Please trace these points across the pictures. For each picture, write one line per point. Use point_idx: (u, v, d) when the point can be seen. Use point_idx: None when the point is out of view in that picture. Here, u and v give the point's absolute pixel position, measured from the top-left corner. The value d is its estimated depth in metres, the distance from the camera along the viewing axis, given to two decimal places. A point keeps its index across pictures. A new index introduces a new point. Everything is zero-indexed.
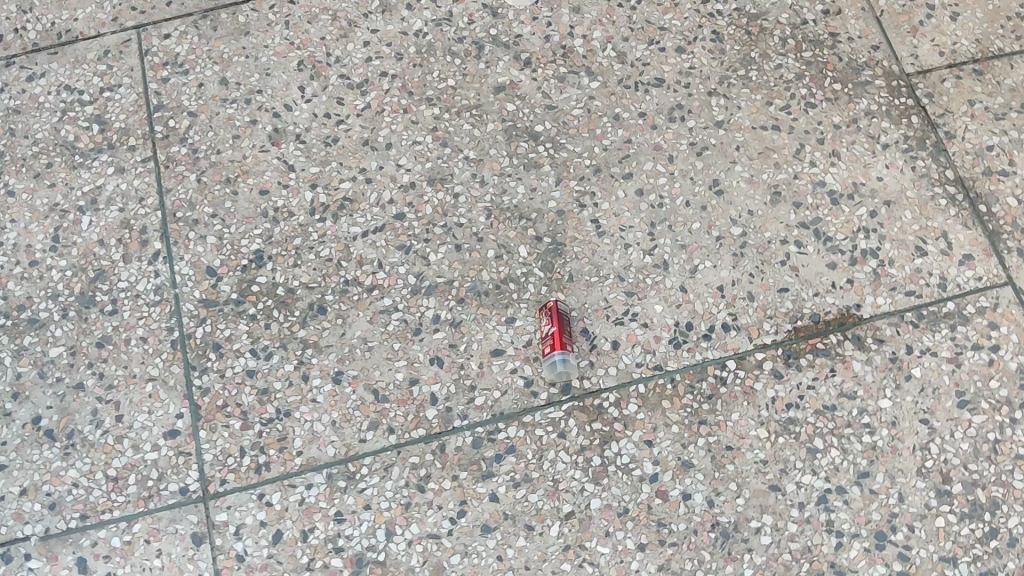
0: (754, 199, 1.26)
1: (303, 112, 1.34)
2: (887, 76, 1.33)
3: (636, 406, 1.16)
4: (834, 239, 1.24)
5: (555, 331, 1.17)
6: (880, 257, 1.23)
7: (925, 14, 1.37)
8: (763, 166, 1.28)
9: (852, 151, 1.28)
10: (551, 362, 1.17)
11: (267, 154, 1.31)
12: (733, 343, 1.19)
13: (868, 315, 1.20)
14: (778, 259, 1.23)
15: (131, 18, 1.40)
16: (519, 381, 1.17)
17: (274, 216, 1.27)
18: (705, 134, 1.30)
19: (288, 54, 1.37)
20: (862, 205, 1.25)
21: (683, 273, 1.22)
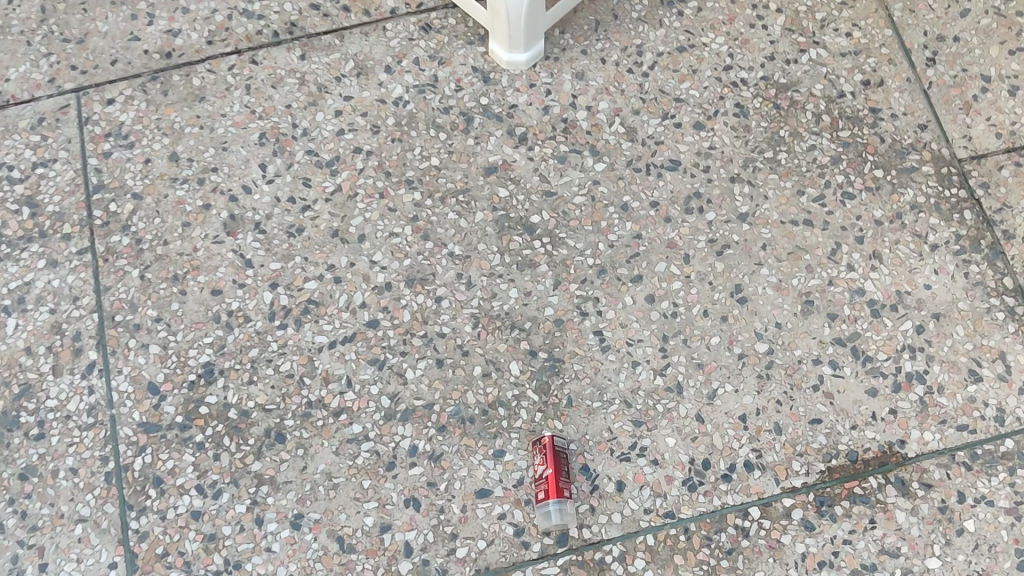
0: (783, 308, 1.09)
1: (264, 196, 1.18)
2: (936, 161, 1.16)
3: (643, 562, 0.99)
4: (874, 360, 1.07)
5: (550, 475, 0.99)
6: (927, 382, 1.06)
7: (979, 87, 1.20)
8: (793, 270, 1.10)
9: (895, 253, 1.12)
10: (545, 511, 1.00)
11: (221, 246, 1.15)
12: (757, 487, 1.02)
13: (913, 456, 1.03)
14: (809, 383, 1.06)
15: (69, 79, 1.24)
16: (510, 531, 1.01)
17: (227, 320, 1.11)
18: (726, 229, 1.13)
19: (248, 125, 1.21)
20: (907, 319, 1.08)
21: (699, 399, 1.05)
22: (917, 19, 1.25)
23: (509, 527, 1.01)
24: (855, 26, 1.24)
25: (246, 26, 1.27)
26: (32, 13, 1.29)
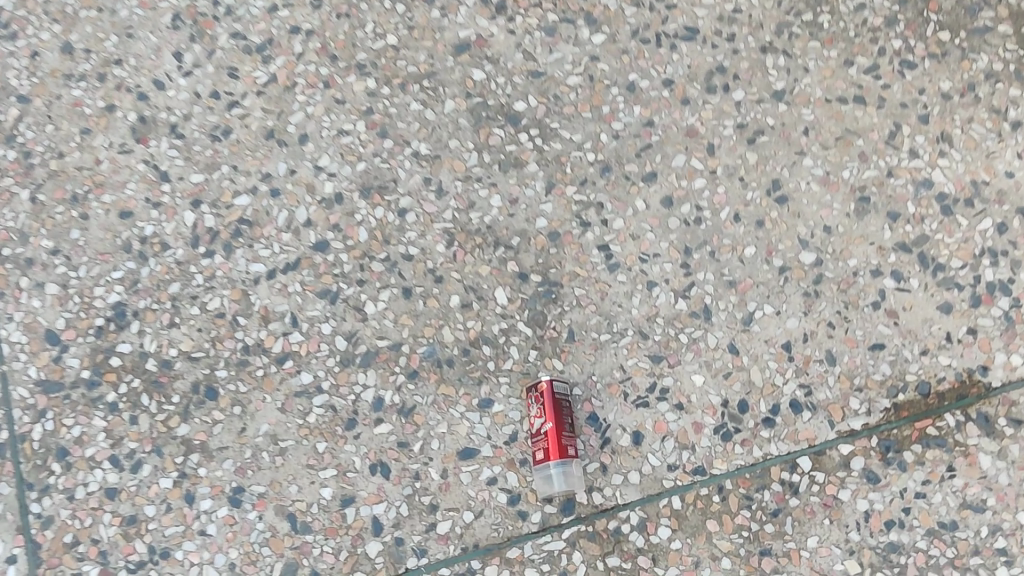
0: (832, 207, 0.87)
1: (180, 92, 0.94)
2: (1015, 17, 0.93)
3: (669, 530, 0.80)
4: (947, 269, 0.85)
5: (551, 430, 0.79)
6: (1015, 293, 0.85)
7: None
8: (843, 159, 0.89)
9: (969, 134, 0.89)
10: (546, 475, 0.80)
11: (130, 157, 0.93)
12: (807, 432, 0.82)
13: (999, 385, 0.82)
14: (868, 301, 0.85)
15: None
16: (503, 499, 0.81)
17: (140, 249, 0.90)
18: (758, 112, 0.90)
19: (158, 4, 0.97)
20: (986, 215, 0.87)
21: (732, 325, 0.84)
22: None
23: (502, 495, 0.81)
24: None
25: None
26: None
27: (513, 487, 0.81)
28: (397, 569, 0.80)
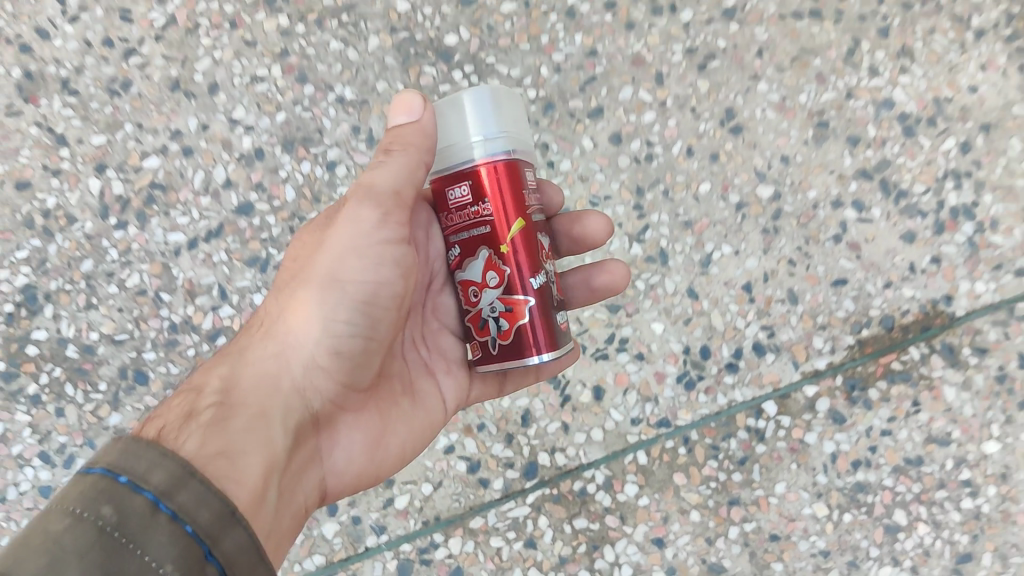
0: (789, 136, 0.82)
1: (68, 40, 0.84)
2: None
3: (636, 487, 0.77)
4: (910, 195, 0.81)
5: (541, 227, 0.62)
6: (977, 218, 0.81)
7: None
8: (798, 81, 0.83)
9: (931, 46, 0.84)
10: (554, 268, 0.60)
11: (19, 120, 0.83)
12: (771, 376, 0.79)
13: (962, 314, 0.80)
14: (828, 234, 0.81)
15: None
16: (506, 306, 0.57)
17: (44, 224, 0.81)
18: (707, 33, 0.83)
19: None
20: (949, 135, 0.82)
21: (691, 268, 0.80)
22: None
23: (506, 320, 0.57)
24: None
25: None
26: None
27: (506, 298, 0.57)
28: (355, 547, 0.77)
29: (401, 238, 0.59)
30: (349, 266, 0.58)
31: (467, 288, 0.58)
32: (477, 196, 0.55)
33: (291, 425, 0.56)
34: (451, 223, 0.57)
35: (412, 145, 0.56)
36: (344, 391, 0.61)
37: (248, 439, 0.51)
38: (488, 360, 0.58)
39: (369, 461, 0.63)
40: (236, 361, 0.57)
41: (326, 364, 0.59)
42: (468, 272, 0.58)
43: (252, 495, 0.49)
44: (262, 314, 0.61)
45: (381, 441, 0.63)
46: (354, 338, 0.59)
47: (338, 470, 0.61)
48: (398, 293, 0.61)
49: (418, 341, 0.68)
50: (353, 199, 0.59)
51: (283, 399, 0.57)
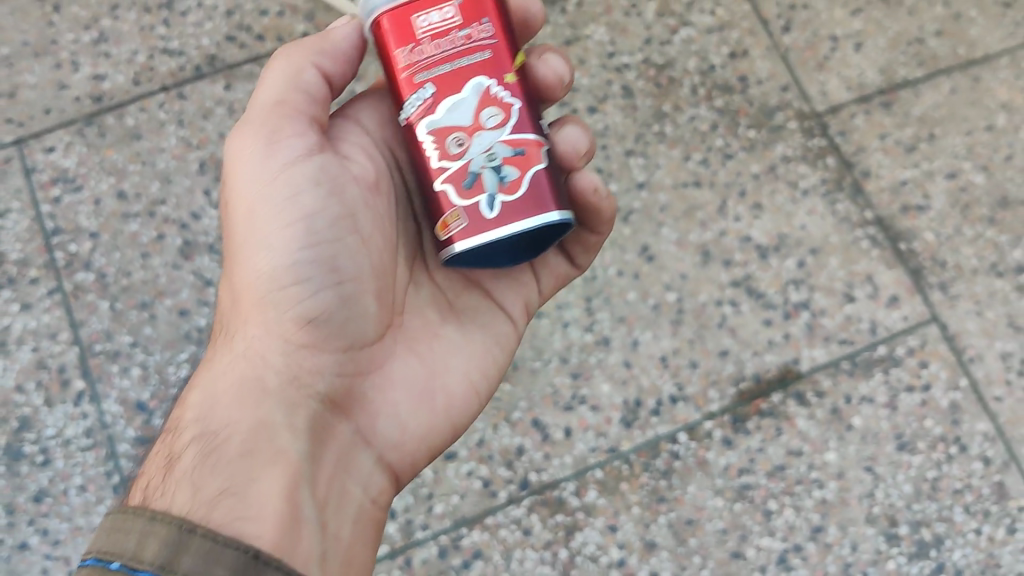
0: (685, 261, 1.26)
1: (213, 219, 1.27)
2: (799, 117, 1.32)
3: (596, 492, 1.16)
4: (766, 295, 1.24)
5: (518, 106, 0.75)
6: (812, 308, 1.23)
7: (829, 47, 1.36)
8: (689, 227, 1.27)
9: (774, 201, 1.28)
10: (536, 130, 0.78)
11: (182, 271, 1.25)
12: (682, 416, 1.19)
13: (807, 370, 1.21)
14: (715, 322, 1.23)
15: (8, 132, 1.32)
16: (508, 153, 0.73)
17: (198, 336, 1.23)
18: (628, 198, 1.28)
19: (186, 156, 1.30)
20: (790, 256, 1.25)
21: (625, 348, 1.22)
22: None
23: (510, 173, 0.72)
24: (717, 4, 1.37)
25: (168, 63, 1.35)
26: None
27: (497, 153, 0.73)
28: (410, 538, 1.15)
29: (310, 140, 0.79)
30: (274, 222, 0.78)
31: (447, 137, 0.74)
32: (465, 19, 0.73)
33: (300, 428, 0.75)
34: (428, 58, 0.72)
35: (302, 44, 0.80)
36: (345, 366, 0.81)
37: (256, 469, 0.70)
38: (484, 218, 0.72)
39: (419, 411, 0.84)
40: (221, 376, 0.76)
41: (312, 347, 0.79)
42: (454, 117, 0.73)
43: (282, 518, 0.68)
44: (235, 313, 0.81)
45: (424, 393, 0.85)
46: (325, 313, 0.79)
47: (388, 435, 0.83)
48: (331, 209, 0.79)
49: (420, 302, 0.88)
50: (246, 139, 0.79)
51: (279, 405, 0.75)
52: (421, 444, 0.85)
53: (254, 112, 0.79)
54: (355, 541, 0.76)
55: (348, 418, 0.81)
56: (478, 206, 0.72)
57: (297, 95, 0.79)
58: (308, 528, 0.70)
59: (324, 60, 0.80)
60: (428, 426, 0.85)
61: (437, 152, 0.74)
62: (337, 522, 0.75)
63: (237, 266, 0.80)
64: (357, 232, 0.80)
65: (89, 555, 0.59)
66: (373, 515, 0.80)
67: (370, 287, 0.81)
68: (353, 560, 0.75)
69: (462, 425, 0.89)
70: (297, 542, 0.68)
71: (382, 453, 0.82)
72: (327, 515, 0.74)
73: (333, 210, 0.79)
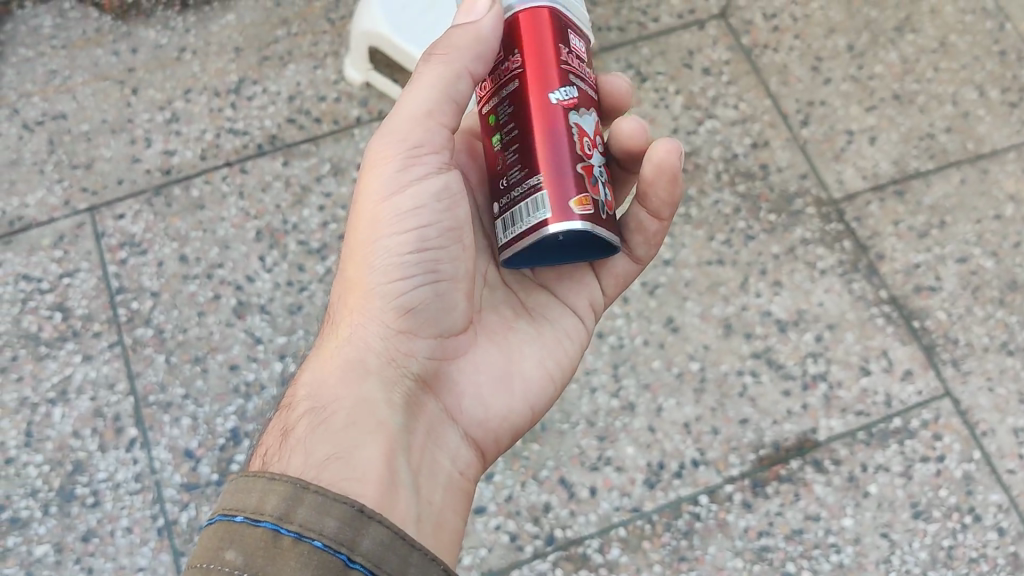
0: (708, 333, 1.32)
1: (266, 282, 1.37)
2: (817, 203, 1.41)
3: (619, 550, 1.20)
4: (785, 366, 1.30)
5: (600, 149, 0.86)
6: (829, 380, 1.29)
7: (845, 140, 1.45)
8: (712, 301, 1.34)
9: (793, 279, 1.35)
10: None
11: (233, 329, 1.34)
12: (703, 479, 1.24)
13: (824, 439, 1.26)
14: (736, 391, 1.29)
15: (82, 199, 1.43)
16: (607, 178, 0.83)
17: (245, 390, 1.31)
18: (655, 273, 1.36)
19: (244, 224, 1.41)
20: (808, 331, 1.32)
21: (650, 413, 1.28)
22: (789, 89, 1.49)
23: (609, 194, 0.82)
24: (741, 100, 1.48)
25: (233, 141, 1.47)
26: (40, 145, 1.46)
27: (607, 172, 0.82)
28: None
29: (441, 159, 0.87)
30: (393, 227, 0.86)
31: (581, 138, 0.81)
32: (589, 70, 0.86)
33: (396, 404, 0.84)
34: (575, 73, 0.82)
35: (459, 47, 0.82)
36: (434, 351, 0.89)
37: (356, 436, 0.78)
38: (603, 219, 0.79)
39: (502, 394, 0.92)
40: (331, 360, 0.86)
41: (410, 333, 0.88)
42: (585, 129, 0.82)
43: (380, 483, 0.76)
44: (343, 304, 0.90)
45: (505, 379, 0.93)
46: (421, 304, 0.88)
47: (473, 414, 0.91)
48: (442, 220, 0.87)
49: (498, 301, 0.96)
50: (383, 149, 0.87)
51: (378, 384, 0.84)
52: (503, 426, 0.93)
53: (395, 121, 0.88)
54: (445, 509, 0.83)
55: (437, 399, 0.89)
56: (599, 205, 0.79)
57: (443, 111, 0.86)
58: (403, 492, 0.78)
59: (476, 65, 0.84)
60: (509, 408, 0.93)
61: (575, 144, 0.80)
62: (430, 489, 0.82)
63: (350, 262, 0.90)
64: (461, 242, 0.89)
65: (217, 511, 0.67)
66: (463, 486, 0.87)
67: (463, 284, 0.89)
68: (442, 525, 0.82)
69: (540, 410, 0.96)
70: (394, 501, 0.76)
71: (468, 431, 0.90)
72: (421, 482, 0.81)
73: (446, 219, 0.87)
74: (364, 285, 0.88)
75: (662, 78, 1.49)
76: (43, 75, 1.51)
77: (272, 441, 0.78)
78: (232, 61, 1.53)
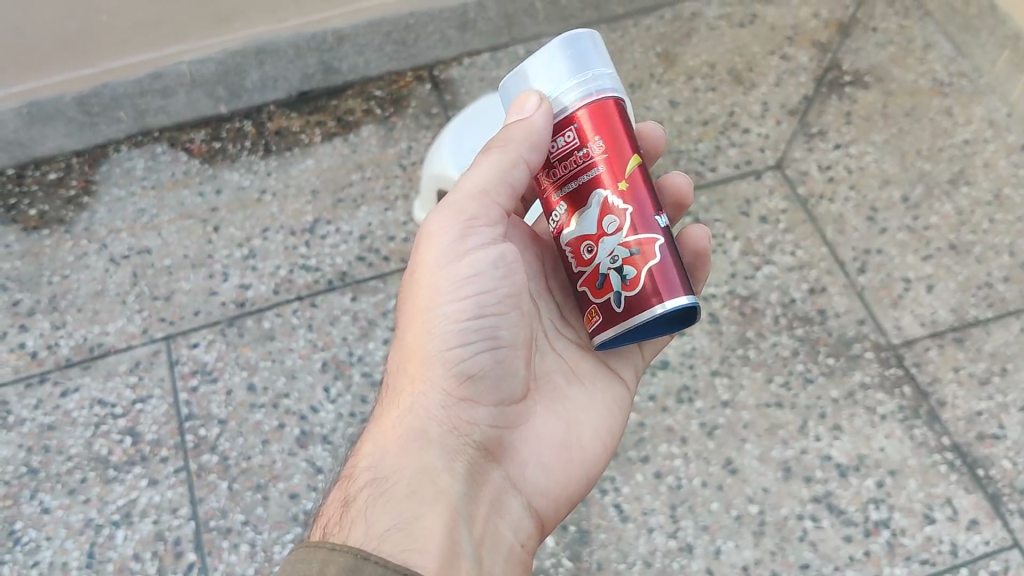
0: (767, 475, 1.31)
1: (329, 412, 1.41)
2: (876, 348, 1.42)
3: None
4: (846, 511, 1.28)
5: (606, 211, 0.85)
6: (891, 527, 1.27)
7: (902, 287, 1.47)
8: (771, 443, 1.34)
9: (852, 423, 1.35)
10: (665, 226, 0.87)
11: (296, 457, 1.37)
12: None
13: None
14: (796, 535, 1.27)
15: (160, 328, 1.49)
16: (623, 254, 0.85)
17: (304, 519, 1.32)
18: (713, 413, 1.36)
19: (311, 355, 1.46)
20: (869, 475, 1.31)
21: (708, 555, 1.26)
22: (846, 237, 1.52)
23: (585, 270, 0.88)
24: (798, 246, 1.51)
25: (305, 277, 1.54)
26: (124, 277, 1.55)
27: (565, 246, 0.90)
28: None
29: (492, 232, 0.91)
30: (451, 295, 0.89)
31: (581, 245, 0.87)
32: (582, 141, 0.86)
33: (458, 473, 0.86)
34: (564, 180, 0.88)
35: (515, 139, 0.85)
36: (496, 419, 0.92)
37: (417, 507, 0.80)
38: (615, 315, 0.85)
39: (561, 463, 0.95)
40: (393, 431, 0.88)
41: (470, 401, 0.90)
42: (584, 228, 0.87)
43: (442, 553, 0.77)
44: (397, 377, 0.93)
45: (563, 449, 0.95)
46: (479, 371, 0.90)
47: (535, 482, 0.93)
48: (496, 288, 0.90)
49: (550, 367, 0.99)
50: (439, 222, 0.91)
51: (441, 452, 0.86)
52: (563, 494, 0.95)
53: (455, 197, 0.91)
54: None
55: (500, 466, 0.92)
56: (608, 303, 0.86)
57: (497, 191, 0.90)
58: (465, 562, 0.79)
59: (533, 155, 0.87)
60: (568, 477, 0.95)
61: (576, 260, 0.88)
62: (493, 559, 0.84)
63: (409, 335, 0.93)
64: (517, 308, 0.92)
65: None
66: (524, 557, 0.89)
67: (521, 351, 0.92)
68: None
69: (595, 476, 0.99)
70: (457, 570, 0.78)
71: (531, 499, 0.93)
72: (483, 552, 0.83)
73: (504, 287, 0.90)
74: (415, 356, 0.91)
75: (720, 225, 1.54)
76: (132, 213, 1.61)
77: (339, 513, 0.81)
78: (309, 203, 1.62)
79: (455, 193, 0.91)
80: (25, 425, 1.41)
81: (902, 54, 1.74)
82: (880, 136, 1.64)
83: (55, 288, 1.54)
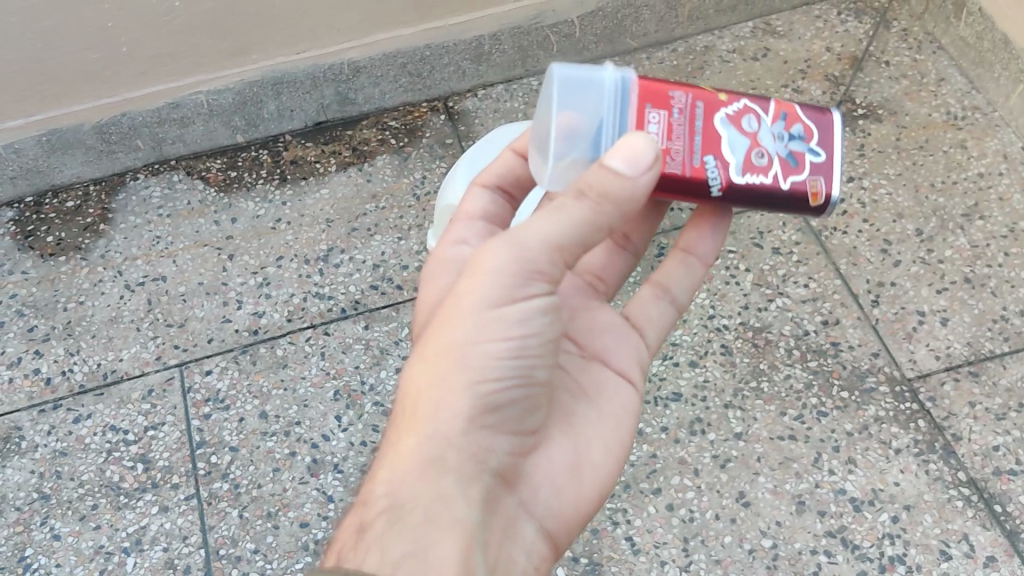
0: (780, 508, 1.30)
1: (340, 441, 1.40)
2: (890, 382, 1.41)
3: None
4: (861, 547, 1.26)
5: (729, 123, 0.87)
6: (907, 562, 1.25)
7: (917, 321, 1.47)
8: (784, 476, 1.33)
9: (867, 457, 1.34)
10: None
11: (306, 485, 1.37)
12: None
13: None
14: (810, 570, 1.25)
15: (173, 355, 1.50)
16: (779, 124, 0.89)
17: (314, 548, 1.31)
18: (726, 446, 1.36)
19: (324, 383, 1.46)
20: (884, 510, 1.29)
21: None
22: (859, 269, 1.52)
23: (777, 169, 0.87)
24: (811, 278, 1.51)
25: (318, 305, 1.55)
26: (139, 304, 1.56)
27: (744, 181, 0.86)
28: None
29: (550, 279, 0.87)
30: (495, 332, 0.85)
31: (752, 155, 0.87)
32: (658, 110, 0.86)
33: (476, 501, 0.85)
34: (683, 151, 0.86)
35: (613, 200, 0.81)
36: (513, 447, 0.91)
37: (434, 536, 0.79)
38: (824, 167, 0.88)
39: (570, 485, 0.95)
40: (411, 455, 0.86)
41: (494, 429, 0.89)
42: (738, 147, 0.86)
43: None
44: (409, 397, 0.87)
45: (572, 472, 0.95)
46: (506, 402, 0.88)
47: (545, 504, 0.94)
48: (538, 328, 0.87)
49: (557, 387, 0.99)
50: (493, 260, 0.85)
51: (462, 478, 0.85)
52: (573, 516, 0.96)
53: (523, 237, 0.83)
54: None
55: (513, 492, 0.92)
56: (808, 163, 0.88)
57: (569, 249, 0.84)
58: None
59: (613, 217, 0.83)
60: (577, 499, 0.96)
61: (762, 172, 0.87)
62: None
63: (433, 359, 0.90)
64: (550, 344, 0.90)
65: None
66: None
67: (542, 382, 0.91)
68: None
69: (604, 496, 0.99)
70: None
71: (542, 523, 0.93)
72: None
73: (543, 327, 0.88)
74: None
75: (733, 257, 1.55)
76: (148, 241, 1.63)
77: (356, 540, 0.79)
78: (323, 232, 1.63)
79: (524, 234, 0.83)
80: (38, 451, 1.42)
81: (915, 88, 1.74)
82: (893, 169, 1.64)
83: (71, 315, 1.55)
